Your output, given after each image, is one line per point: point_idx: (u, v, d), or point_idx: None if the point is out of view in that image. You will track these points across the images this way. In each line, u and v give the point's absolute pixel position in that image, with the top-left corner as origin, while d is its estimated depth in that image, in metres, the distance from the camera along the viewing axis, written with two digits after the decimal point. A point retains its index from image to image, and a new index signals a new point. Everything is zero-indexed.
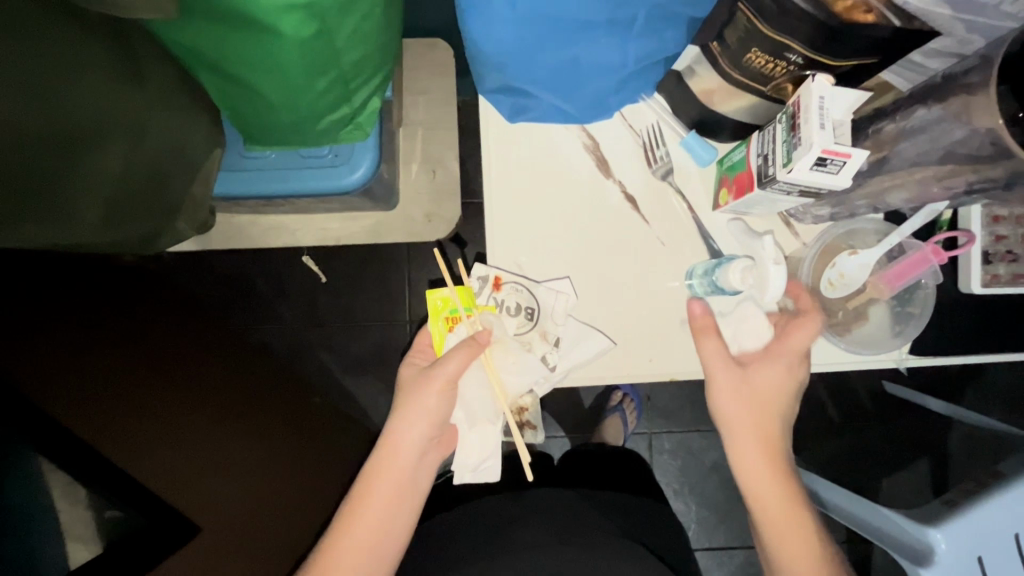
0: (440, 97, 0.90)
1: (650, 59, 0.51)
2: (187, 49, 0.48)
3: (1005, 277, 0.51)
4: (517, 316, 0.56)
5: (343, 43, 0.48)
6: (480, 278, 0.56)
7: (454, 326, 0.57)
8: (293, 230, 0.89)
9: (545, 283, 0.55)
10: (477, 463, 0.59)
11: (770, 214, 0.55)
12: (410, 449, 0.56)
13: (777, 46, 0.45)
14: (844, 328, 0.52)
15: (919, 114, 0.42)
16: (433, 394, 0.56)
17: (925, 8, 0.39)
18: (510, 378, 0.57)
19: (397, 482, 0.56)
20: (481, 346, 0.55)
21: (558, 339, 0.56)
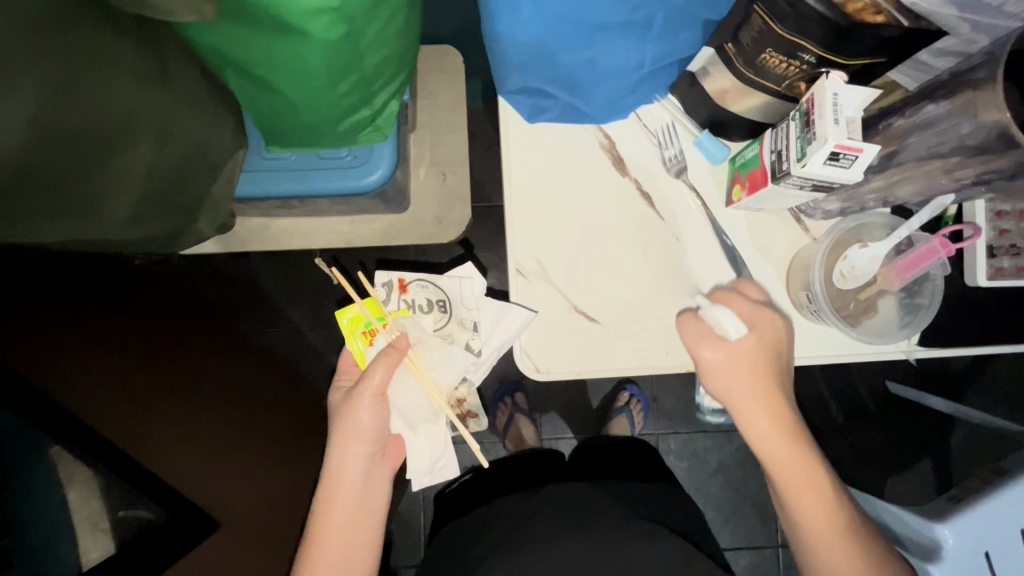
0: (448, 104, 1.16)
1: (665, 60, 0.55)
2: (223, 54, 0.59)
3: (1009, 269, 0.61)
4: (432, 311, 0.85)
5: (366, 45, 0.58)
6: (387, 286, 0.88)
7: (374, 339, 0.78)
8: (305, 233, 1.14)
9: (448, 279, 0.87)
10: (429, 462, 0.83)
11: (780, 211, 0.63)
12: (353, 465, 0.72)
13: (790, 47, 0.46)
14: (856, 319, 0.60)
15: (928, 110, 0.46)
16: (363, 413, 0.72)
17: (932, 8, 0.40)
18: (435, 369, 0.78)
19: (349, 492, 0.72)
20: (399, 352, 0.72)
21: (474, 324, 0.83)
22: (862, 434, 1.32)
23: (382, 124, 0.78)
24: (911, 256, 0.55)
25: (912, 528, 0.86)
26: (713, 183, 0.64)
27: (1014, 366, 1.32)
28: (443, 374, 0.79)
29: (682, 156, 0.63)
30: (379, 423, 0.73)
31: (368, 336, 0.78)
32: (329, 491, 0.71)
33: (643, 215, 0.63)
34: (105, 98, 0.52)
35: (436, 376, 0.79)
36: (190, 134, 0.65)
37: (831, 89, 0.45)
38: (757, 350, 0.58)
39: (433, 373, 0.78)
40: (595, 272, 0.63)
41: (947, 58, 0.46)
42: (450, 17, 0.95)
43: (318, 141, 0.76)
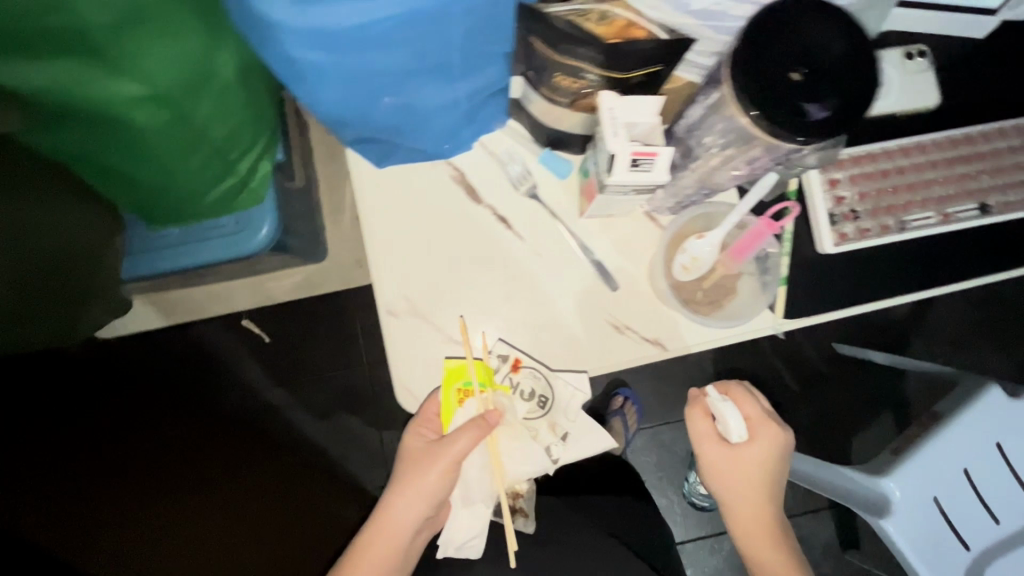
0: None
1: (483, 94, 0.58)
2: (65, 154, 0.61)
3: (852, 234, 0.65)
4: (529, 401, 0.64)
5: (205, 123, 0.61)
6: (503, 357, 0.63)
7: (464, 401, 0.63)
8: (231, 295, 1.15)
9: (563, 375, 0.63)
10: (461, 541, 0.70)
11: (631, 212, 0.66)
12: (402, 519, 0.67)
13: (570, 70, 0.49)
14: (710, 304, 0.65)
15: (693, 113, 0.53)
16: (435, 471, 0.65)
17: (674, 19, 0.50)
18: (513, 461, 0.65)
19: (391, 539, 0.68)
20: (491, 426, 0.62)
21: (565, 434, 0.65)
22: (818, 401, 1.35)
23: (255, 185, 0.81)
24: (743, 240, 0.59)
25: (864, 486, 0.86)
26: (563, 192, 0.67)
27: (948, 310, 1.35)
28: (517, 470, 0.65)
29: (530, 175, 0.66)
30: (445, 490, 0.66)
31: (460, 396, 0.63)
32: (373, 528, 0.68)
33: (502, 236, 0.65)
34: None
35: (508, 467, 0.66)
36: (59, 233, 0.66)
37: (608, 105, 0.49)
38: (746, 452, 0.74)
39: (506, 463, 0.65)
40: (479, 294, 0.64)
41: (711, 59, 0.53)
42: None
43: (196, 213, 0.78)
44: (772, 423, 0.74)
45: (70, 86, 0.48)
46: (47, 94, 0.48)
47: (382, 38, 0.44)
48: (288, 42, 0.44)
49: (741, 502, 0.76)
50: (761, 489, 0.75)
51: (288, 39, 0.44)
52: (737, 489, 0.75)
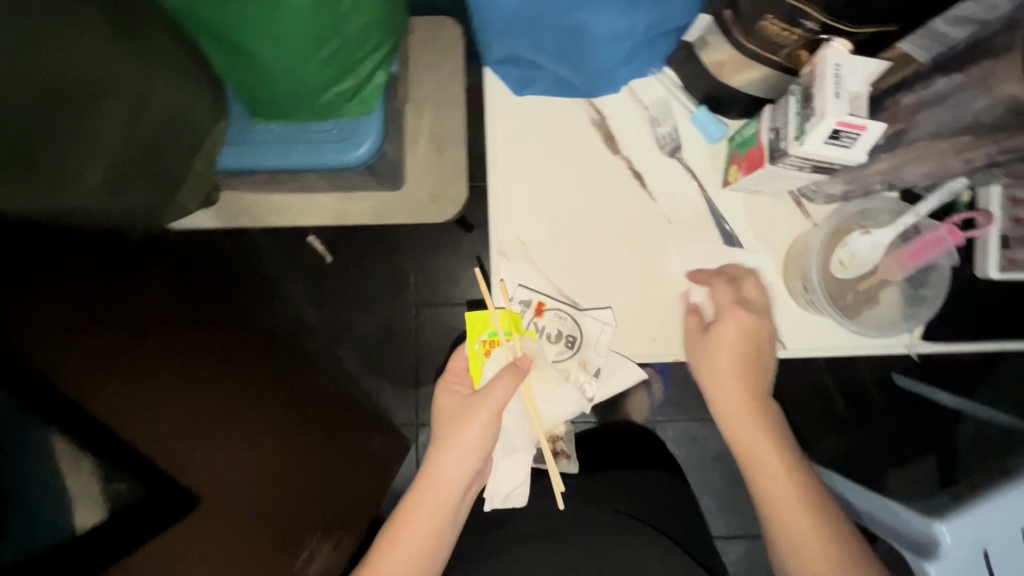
0: (421, 68, 1.06)
1: (660, 29, 0.53)
2: (199, 20, 0.56)
3: (1022, 262, 0.57)
4: (557, 343, 0.60)
5: (346, 7, 0.56)
6: (525, 303, 0.59)
7: (492, 350, 0.61)
8: (249, 200, 1.05)
9: (590, 313, 0.59)
10: (508, 491, 0.66)
11: (781, 194, 0.59)
12: (452, 477, 0.62)
13: (792, 12, 0.42)
14: (855, 312, 0.56)
15: (938, 83, 0.41)
16: (731, 328, 0.57)
17: None
18: (548, 404, 0.62)
19: (440, 501, 0.62)
20: (523, 370, 0.60)
21: (598, 369, 0.60)
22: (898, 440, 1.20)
23: (368, 96, 0.73)
24: (916, 244, 0.51)
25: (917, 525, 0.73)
26: (710, 165, 0.60)
27: None
28: (554, 416, 0.63)
29: (676, 134, 0.59)
30: (768, 349, 0.58)
31: (487, 347, 0.61)
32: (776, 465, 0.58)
33: (636, 197, 0.60)
34: (44, 54, 0.47)
35: (546, 414, 0.63)
36: (165, 100, 0.63)
37: (833, 60, 0.42)
38: (722, 336, 0.58)
39: (542, 409, 0.63)
40: (613, 285, 0.59)
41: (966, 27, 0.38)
42: None
43: (304, 114, 0.72)
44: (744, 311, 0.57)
45: None
46: None
47: (605, 45, 0.53)
48: (490, 57, 0.57)
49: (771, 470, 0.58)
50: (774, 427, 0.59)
51: (487, 14, 0.51)
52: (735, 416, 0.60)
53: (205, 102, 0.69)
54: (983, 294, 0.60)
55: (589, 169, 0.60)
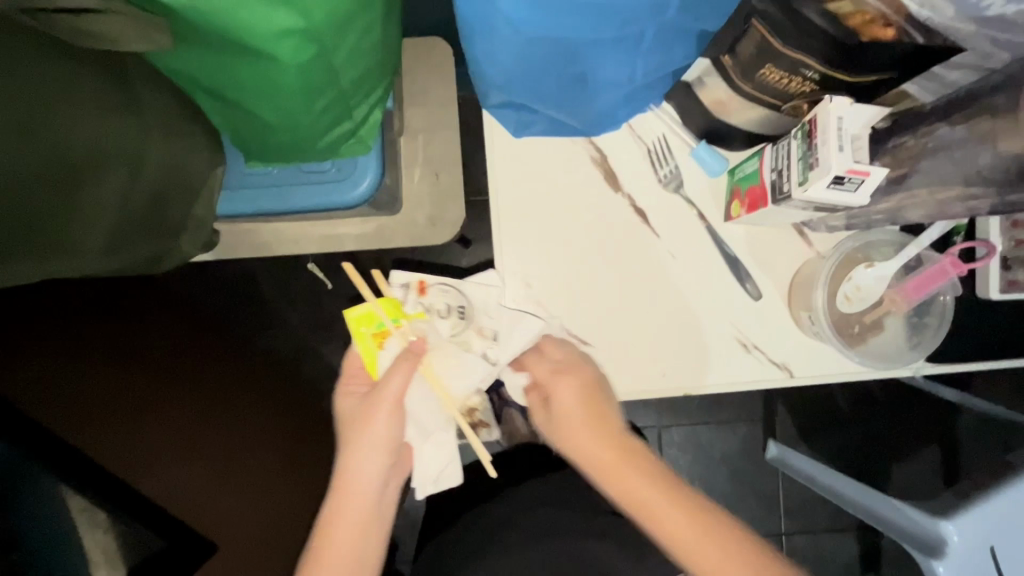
0: (413, 89, 1.04)
1: (660, 72, 0.53)
2: (191, 78, 0.56)
3: (1022, 282, 0.58)
4: (449, 317, 0.62)
5: (341, 62, 0.55)
6: (404, 287, 0.64)
7: (383, 343, 0.60)
8: None
9: (471, 281, 0.62)
10: (436, 474, 0.65)
11: (783, 225, 0.60)
12: (365, 482, 0.58)
13: (792, 63, 0.42)
14: (861, 340, 0.56)
15: (941, 132, 0.40)
16: (565, 389, 0.56)
17: (950, 26, 0.36)
18: (453, 377, 0.61)
19: (360, 507, 0.58)
20: (417, 354, 0.58)
21: (495, 334, 0.61)
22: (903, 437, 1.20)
23: (365, 135, 0.73)
24: (921, 277, 0.51)
25: (918, 522, 0.74)
26: (711, 198, 0.60)
27: None
28: (462, 388, 0.62)
29: (678, 171, 0.59)
30: (609, 399, 0.56)
31: (378, 339, 0.61)
32: (691, 527, 0.49)
33: (639, 235, 0.60)
34: (39, 135, 0.47)
35: (453, 389, 0.61)
36: (166, 157, 0.62)
37: (837, 112, 0.42)
38: (558, 402, 0.56)
39: (449, 385, 0.61)
40: (617, 318, 0.60)
41: (964, 71, 0.40)
42: (420, 16, 0.90)
43: (301, 158, 0.71)
44: (585, 364, 0.57)
45: (251, 23, 0.45)
46: (216, 26, 0.45)
47: (606, 90, 0.53)
48: (489, 103, 0.57)
49: (710, 567, 0.48)
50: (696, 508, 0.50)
51: (486, 67, 0.51)
52: (614, 484, 0.53)
53: (202, 147, 0.68)
54: (986, 312, 0.60)
55: (592, 209, 0.60)
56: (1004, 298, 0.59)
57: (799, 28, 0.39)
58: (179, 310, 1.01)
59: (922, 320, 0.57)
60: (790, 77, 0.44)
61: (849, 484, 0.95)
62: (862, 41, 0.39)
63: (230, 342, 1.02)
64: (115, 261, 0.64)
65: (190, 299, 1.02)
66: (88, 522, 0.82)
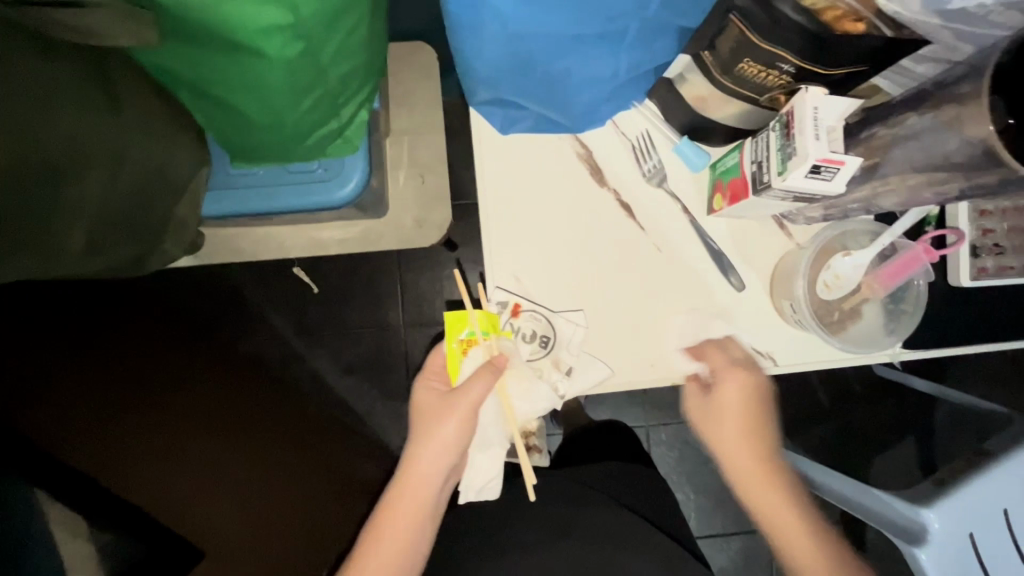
0: (398, 92, 1.04)
1: (642, 68, 0.54)
2: (176, 75, 0.55)
3: (992, 269, 0.60)
4: (531, 343, 0.60)
5: (328, 60, 0.56)
6: (501, 304, 0.60)
7: (469, 350, 0.63)
8: None
9: (562, 313, 0.60)
10: (480, 485, 0.68)
11: (764, 217, 0.61)
12: (428, 469, 0.65)
13: (768, 57, 0.44)
14: (840, 327, 0.58)
15: (912, 121, 0.42)
16: (733, 392, 0.60)
17: (916, 19, 0.39)
18: (523, 402, 0.63)
19: (420, 495, 0.65)
20: (499, 369, 0.61)
21: (569, 368, 0.60)
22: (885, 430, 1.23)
23: (351, 135, 0.73)
24: (896, 263, 0.53)
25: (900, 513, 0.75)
26: (694, 191, 0.62)
27: None
28: (527, 412, 0.64)
29: (661, 166, 0.61)
30: (770, 399, 0.62)
31: (464, 345, 0.63)
32: (770, 495, 0.62)
33: (627, 230, 0.61)
34: (19, 135, 0.47)
35: (519, 412, 0.64)
36: (148, 156, 0.61)
37: (811, 103, 0.43)
38: (730, 400, 0.61)
39: (517, 407, 0.64)
40: (605, 311, 0.61)
41: (929, 65, 0.44)
42: (404, 20, 0.91)
43: (286, 157, 0.71)
44: (742, 371, 0.60)
45: (236, 18, 0.45)
46: (201, 21, 0.45)
47: (590, 86, 0.55)
48: (476, 100, 0.58)
49: (791, 525, 0.61)
50: (774, 478, 0.63)
51: (472, 63, 0.52)
52: (743, 466, 0.63)
53: (186, 146, 0.67)
54: (960, 299, 0.63)
55: (584, 208, 0.61)
56: (976, 285, 0.62)
57: (773, 22, 0.41)
58: (163, 314, 0.98)
59: (896, 307, 0.59)
60: (766, 71, 0.45)
61: (834, 476, 0.97)
62: (833, 34, 0.40)
63: (216, 346, 0.99)
64: (95, 262, 0.64)
65: (174, 302, 0.98)
66: (69, 529, 0.81)
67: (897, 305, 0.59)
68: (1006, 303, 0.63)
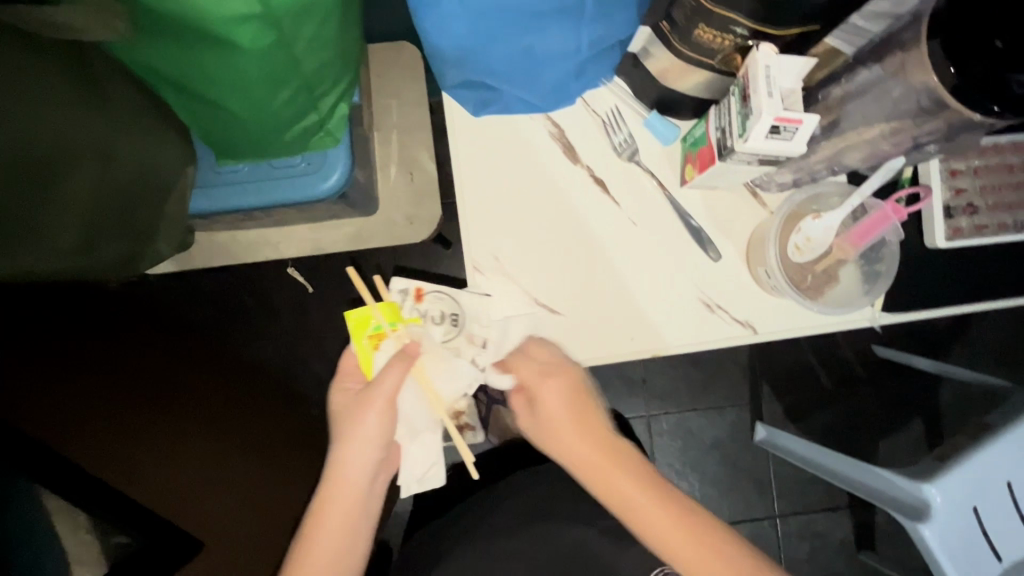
0: (384, 91, 1.06)
1: (606, 43, 0.56)
2: (155, 71, 0.57)
3: (967, 229, 0.60)
4: (442, 323, 0.64)
5: (301, 51, 0.57)
6: (402, 291, 0.65)
7: (380, 343, 0.63)
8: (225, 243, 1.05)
9: (467, 290, 0.62)
10: (421, 474, 0.67)
11: (737, 187, 0.62)
12: (356, 470, 0.63)
13: (721, 21, 0.45)
14: (816, 291, 0.59)
15: (862, 75, 0.45)
16: (520, 391, 0.62)
17: None
18: (443, 380, 0.64)
19: (349, 496, 0.62)
20: (411, 357, 0.61)
21: (485, 340, 0.63)
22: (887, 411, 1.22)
23: (332, 128, 0.75)
24: (864, 223, 0.54)
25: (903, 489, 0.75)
26: (667, 164, 0.63)
27: None
28: (450, 392, 0.64)
29: (633, 140, 0.62)
30: (590, 397, 0.62)
31: (374, 340, 0.63)
32: (653, 502, 0.56)
33: (597, 202, 0.62)
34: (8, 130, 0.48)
35: (443, 392, 0.64)
36: (132, 153, 0.63)
37: (764, 62, 0.45)
38: (547, 399, 0.61)
39: (440, 389, 0.64)
40: (582, 285, 0.62)
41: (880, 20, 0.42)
42: (385, 18, 0.93)
43: (269, 152, 0.73)
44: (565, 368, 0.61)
45: (205, 9, 0.47)
46: (172, 12, 0.47)
47: (556, 63, 0.56)
48: (446, 83, 0.59)
49: (665, 528, 0.55)
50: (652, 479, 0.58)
51: (437, 45, 0.53)
52: (595, 471, 0.59)
53: (169, 143, 0.69)
54: (939, 261, 0.63)
55: (544, 185, 0.62)
56: (953, 246, 0.62)
57: None
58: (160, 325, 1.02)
59: (869, 269, 0.60)
60: (720, 35, 0.46)
61: (832, 456, 0.96)
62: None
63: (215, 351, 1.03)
64: (83, 262, 0.65)
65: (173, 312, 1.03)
66: (69, 523, 0.82)
67: (869, 269, 0.60)
68: (988, 265, 0.63)
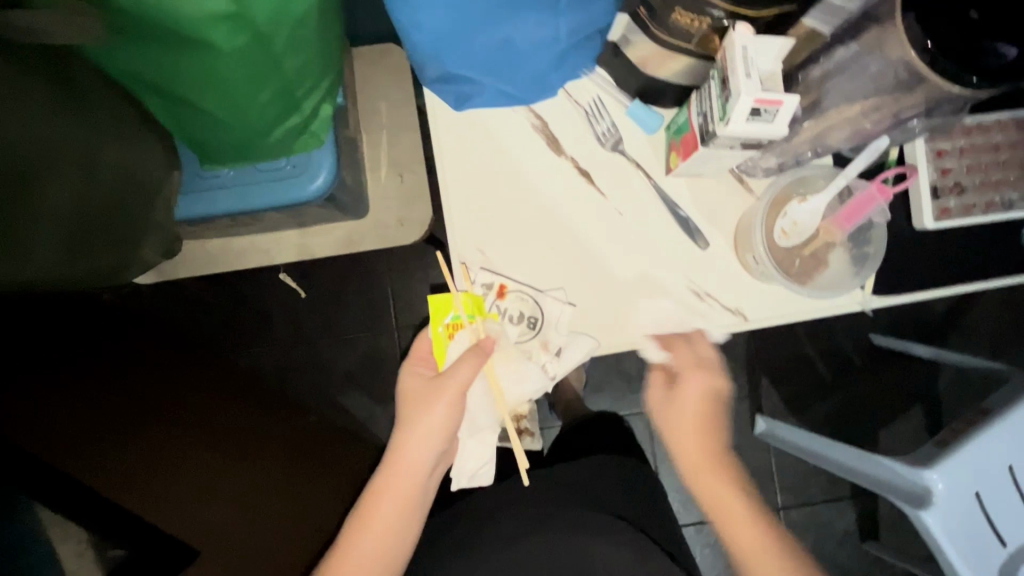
0: (371, 94, 1.06)
1: (584, 32, 0.56)
2: (133, 75, 0.57)
3: (955, 209, 0.60)
4: (519, 324, 0.61)
5: (281, 52, 0.57)
6: (487, 286, 0.60)
7: (455, 334, 0.61)
8: (215, 250, 1.04)
9: (548, 292, 0.61)
10: (473, 470, 0.69)
11: (722, 174, 0.62)
12: (422, 458, 0.62)
13: (697, 3, 0.45)
14: (806, 276, 0.58)
15: (839, 53, 0.44)
16: (691, 386, 0.63)
17: None
18: (513, 382, 0.64)
19: (409, 484, 0.62)
20: (487, 352, 0.60)
21: (558, 349, 0.62)
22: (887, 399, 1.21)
23: (316, 129, 0.75)
24: (850, 205, 0.54)
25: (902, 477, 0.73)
26: (651, 153, 0.62)
27: None
28: (517, 392, 0.64)
29: (616, 130, 0.62)
30: (723, 397, 0.64)
31: (449, 329, 0.61)
32: (721, 488, 0.61)
33: (584, 194, 0.62)
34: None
35: (509, 392, 0.64)
36: (115, 159, 0.63)
37: (741, 43, 0.44)
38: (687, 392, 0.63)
39: (506, 389, 0.64)
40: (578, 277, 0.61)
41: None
42: (369, 20, 0.93)
43: (253, 155, 0.73)
44: (706, 360, 0.62)
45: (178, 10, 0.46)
46: (147, 14, 0.47)
47: (535, 53, 0.56)
48: (427, 77, 0.59)
49: (734, 514, 0.60)
50: (716, 463, 0.63)
51: (415, 39, 0.53)
52: (692, 457, 0.63)
53: (150, 147, 0.68)
54: (926, 243, 0.63)
55: (542, 177, 0.62)
56: (941, 227, 0.61)
57: None
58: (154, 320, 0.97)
59: (858, 252, 0.59)
60: (698, 17, 0.46)
61: (830, 446, 0.95)
62: None
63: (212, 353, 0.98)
64: (69, 271, 0.64)
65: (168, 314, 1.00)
66: None
67: (859, 252, 0.59)
68: (976, 246, 0.63)
